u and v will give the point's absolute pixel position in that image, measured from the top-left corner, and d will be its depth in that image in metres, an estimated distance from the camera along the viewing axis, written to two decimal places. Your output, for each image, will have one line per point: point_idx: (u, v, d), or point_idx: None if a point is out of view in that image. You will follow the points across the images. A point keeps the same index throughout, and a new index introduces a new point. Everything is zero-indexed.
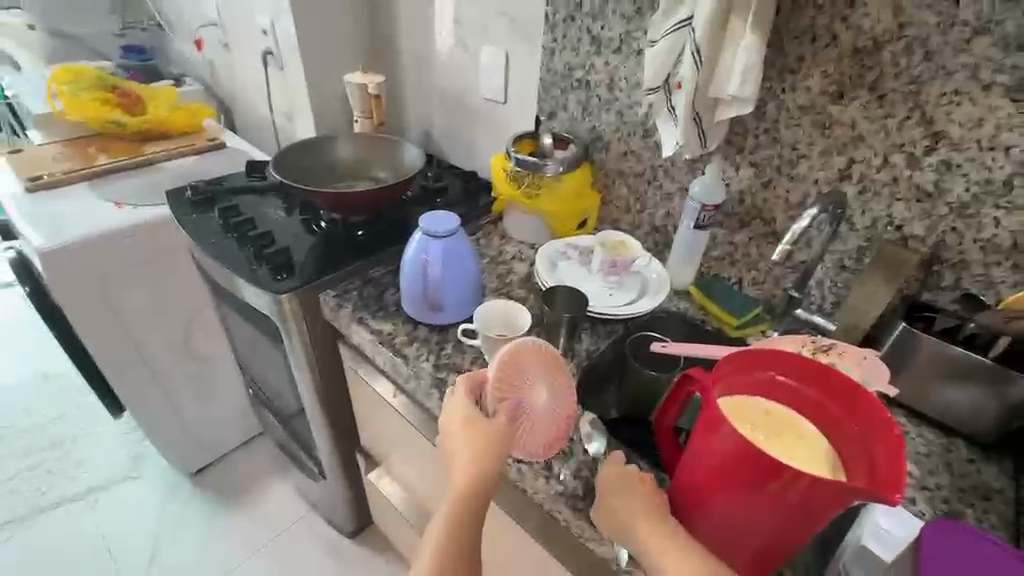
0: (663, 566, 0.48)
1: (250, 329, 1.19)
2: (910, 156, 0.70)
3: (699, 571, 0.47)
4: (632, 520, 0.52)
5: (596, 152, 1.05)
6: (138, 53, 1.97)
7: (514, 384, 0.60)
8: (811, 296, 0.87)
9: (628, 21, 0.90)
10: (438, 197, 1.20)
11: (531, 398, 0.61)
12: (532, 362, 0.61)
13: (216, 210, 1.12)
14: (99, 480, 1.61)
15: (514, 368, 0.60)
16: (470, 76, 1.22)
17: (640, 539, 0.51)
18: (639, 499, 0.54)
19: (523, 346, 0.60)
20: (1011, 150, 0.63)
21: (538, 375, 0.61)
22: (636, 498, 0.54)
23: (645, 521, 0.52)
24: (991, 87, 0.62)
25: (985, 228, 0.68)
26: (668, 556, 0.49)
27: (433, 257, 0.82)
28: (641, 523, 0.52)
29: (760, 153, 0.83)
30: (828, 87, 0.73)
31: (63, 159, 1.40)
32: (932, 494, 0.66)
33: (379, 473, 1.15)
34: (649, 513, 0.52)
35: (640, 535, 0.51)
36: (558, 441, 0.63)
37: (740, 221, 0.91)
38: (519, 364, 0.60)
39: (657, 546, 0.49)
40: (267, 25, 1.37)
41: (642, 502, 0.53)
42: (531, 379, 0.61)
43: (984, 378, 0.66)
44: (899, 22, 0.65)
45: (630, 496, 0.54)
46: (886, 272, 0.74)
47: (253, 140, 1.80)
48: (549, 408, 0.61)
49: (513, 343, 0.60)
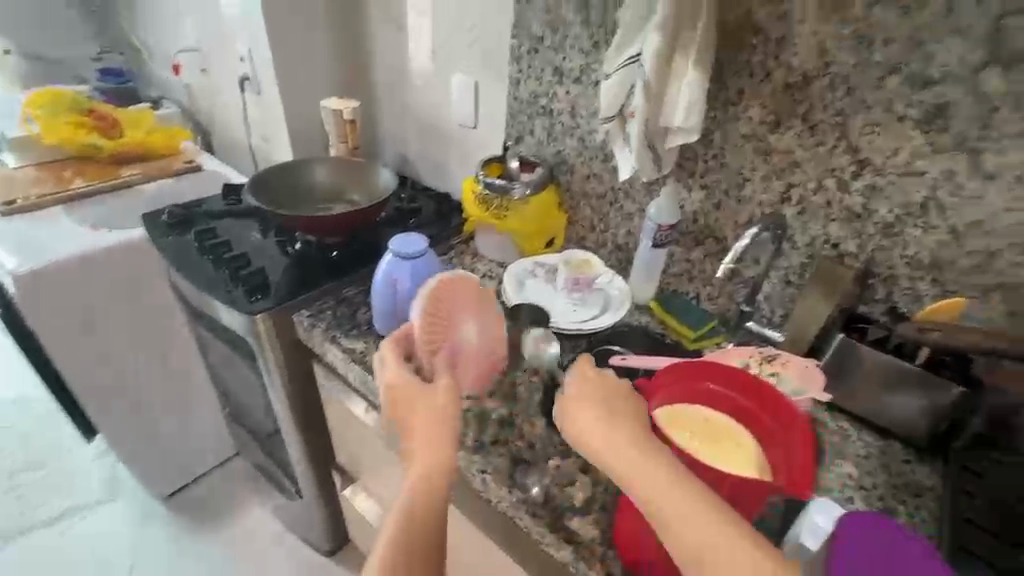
0: (636, 481, 0.44)
1: (226, 349, 1.20)
2: (841, 180, 0.76)
3: (677, 484, 0.43)
4: (602, 436, 0.48)
5: (561, 174, 1.11)
6: (117, 75, 1.96)
7: (444, 327, 0.71)
8: (761, 310, 0.93)
9: (587, 55, 0.96)
10: (412, 217, 1.24)
11: (462, 333, 0.73)
12: (455, 303, 0.72)
13: (193, 233, 1.15)
14: (70, 505, 1.59)
15: (440, 307, 0.71)
16: (442, 102, 1.28)
17: (612, 459, 0.46)
18: (629, 411, 0.50)
19: (447, 282, 0.71)
20: (925, 176, 0.70)
21: (463, 309, 0.73)
22: (605, 410, 0.49)
23: (617, 435, 0.47)
24: (905, 120, 0.69)
25: (908, 246, 0.74)
26: (643, 471, 0.44)
27: (403, 277, 0.86)
28: (610, 438, 0.47)
29: (709, 177, 0.89)
30: (765, 117, 0.80)
31: (38, 183, 1.41)
32: (868, 492, 0.71)
33: (354, 489, 1.16)
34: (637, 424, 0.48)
35: (611, 452, 0.46)
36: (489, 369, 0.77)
37: (695, 239, 0.96)
38: (444, 302, 0.71)
39: (631, 462, 0.45)
40: (245, 52, 1.41)
41: (632, 414, 0.50)
42: (457, 315, 0.73)
43: (912, 384, 0.72)
44: (823, 61, 0.72)
45: (601, 411, 0.49)
46: (824, 287, 0.80)
47: (231, 161, 1.83)
48: (479, 338, 0.75)
49: (434, 281, 0.71)
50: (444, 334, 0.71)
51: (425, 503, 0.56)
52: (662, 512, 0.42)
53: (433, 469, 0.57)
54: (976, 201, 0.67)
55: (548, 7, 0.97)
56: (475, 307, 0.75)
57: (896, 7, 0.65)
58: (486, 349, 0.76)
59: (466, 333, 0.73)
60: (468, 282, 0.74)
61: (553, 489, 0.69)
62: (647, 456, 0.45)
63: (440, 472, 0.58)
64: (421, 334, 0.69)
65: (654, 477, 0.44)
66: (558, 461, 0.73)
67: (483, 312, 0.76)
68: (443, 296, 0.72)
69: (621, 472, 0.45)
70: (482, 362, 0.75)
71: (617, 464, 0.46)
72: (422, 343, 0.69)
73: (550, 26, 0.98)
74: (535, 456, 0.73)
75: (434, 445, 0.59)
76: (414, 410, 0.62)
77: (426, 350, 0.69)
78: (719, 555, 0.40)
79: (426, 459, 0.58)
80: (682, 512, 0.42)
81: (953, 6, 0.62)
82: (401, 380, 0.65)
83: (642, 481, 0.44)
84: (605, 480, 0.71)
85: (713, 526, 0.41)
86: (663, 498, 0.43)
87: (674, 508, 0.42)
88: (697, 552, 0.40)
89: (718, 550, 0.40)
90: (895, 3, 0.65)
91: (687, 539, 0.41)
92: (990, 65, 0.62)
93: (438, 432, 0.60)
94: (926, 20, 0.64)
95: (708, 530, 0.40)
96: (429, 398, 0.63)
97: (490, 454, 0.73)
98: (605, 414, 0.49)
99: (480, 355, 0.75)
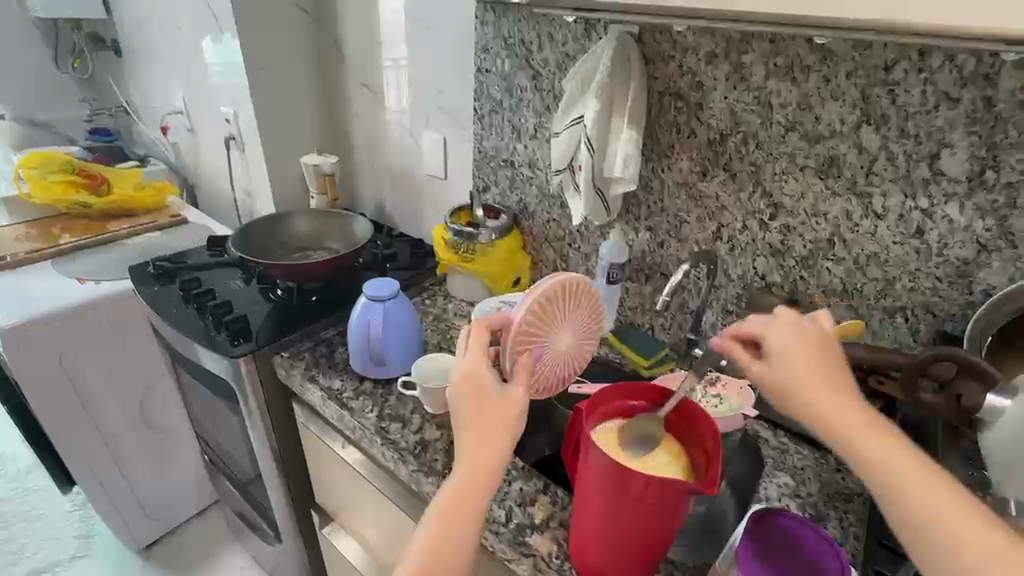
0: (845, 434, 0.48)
1: (208, 394, 1.25)
2: (761, 221, 0.87)
3: (883, 437, 0.47)
4: (820, 394, 0.51)
5: (524, 220, 1.21)
6: (105, 134, 2.12)
7: (538, 327, 0.72)
8: (707, 337, 1.02)
9: (540, 115, 1.08)
10: (388, 262, 1.32)
11: (554, 338, 0.75)
12: (556, 305, 0.73)
13: (179, 283, 1.21)
14: (46, 561, 1.56)
15: (550, 305, 0.73)
16: (415, 156, 1.39)
17: (823, 407, 0.50)
18: (807, 357, 0.53)
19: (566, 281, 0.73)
20: (828, 216, 0.81)
21: (568, 315, 0.76)
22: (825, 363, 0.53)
23: (839, 401, 0.50)
24: (805, 168, 0.80)
25: (823, 275, 0.84)
26: (855, 422, 0.48)
27: (375, 320, 0.93)
28: (827, 398, 0.50)
29: (653, 220, 1.00)
30: (695, 167, 0.91)
31: (27, 240, 1.47)
32: (804, 500, 0.77)
33: (334, 528, 1.19)
34: (821, 374, 0.52)
35: (821, 403, 0.50)
36: (562, 375, 0.80)
37: (645, 274, 1.06)
38: (555, 303, 0.73)
39: (841, 412, 0.49)
40: (231, 114, 1.52)
41: (811, 360, 0.53)
42: (558, 321, 0.75)
43: None
44: (735, 120, 0.84)
45: (815, 362, 0.53)
46: (756, 314, 0.88)
47: (214, 213, 1.91)
48: (563, 349, 0.77)
49: (556, 277, 0.72)
50: (539, 331, 0.73)
51: (476, 491, 0.57)
52: (881, 469, 0.46)
53: (491, 460, 0.58)
54: (871, 236, 0.78)
55: (504, 75, 1.10)
56: (578, 311, 0.77)
57: (786, 78, 0.78)
58: (561, 365, 0.79)
59: (557, 339, 0.76)
60: (586, 290, 0.76)
61: (514, 511, 0.75)
62: (858, 417, 0.49)
63: (498, 457, 0.59)
64: (521, 325, 0.70)
65: (882, 447, 0.47)
66: (521, 484, 0.79)
67: (582, 327, 0.79)
68: (555, 296, 0.73)
69: (839, 426, 0.49)
70: (558, 367, 0.78)
71: (825, 409, 0.50)
72: (515, 335, 0.70)
73: (508, 91, 1.11)
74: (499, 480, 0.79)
75: (495, 436, 0.59)
76: (491, 404, 0.61)
77: (516, 341, 0.70)
78: (937, 508, 0.43)
79: (481, 453, 0.59)
80: (893, 462, 0.46)
81: (830, 78, 0.74)
82: (480, 363, 0.64)
83: (869, 446, 0.47)
84: (563, 498, 0.77)
85: (940, 492, 0.43)
86: (873, 449, 0.47)
87: (898, 472, 0.45)
88: (909, 499, 0.44)
89: (934, 502, 0.43)
90: (785, 75, 0.78)
91: (911, 500, 0.43)
92: (865, 124, 0.74)
93: (513, 416, 0.61)
94: (811, 89, 0.76)
95: (940, 502, 0.43)
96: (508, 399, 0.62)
97: None
98: (808, 371, 0.52)
99: (559, 365, 0.78)
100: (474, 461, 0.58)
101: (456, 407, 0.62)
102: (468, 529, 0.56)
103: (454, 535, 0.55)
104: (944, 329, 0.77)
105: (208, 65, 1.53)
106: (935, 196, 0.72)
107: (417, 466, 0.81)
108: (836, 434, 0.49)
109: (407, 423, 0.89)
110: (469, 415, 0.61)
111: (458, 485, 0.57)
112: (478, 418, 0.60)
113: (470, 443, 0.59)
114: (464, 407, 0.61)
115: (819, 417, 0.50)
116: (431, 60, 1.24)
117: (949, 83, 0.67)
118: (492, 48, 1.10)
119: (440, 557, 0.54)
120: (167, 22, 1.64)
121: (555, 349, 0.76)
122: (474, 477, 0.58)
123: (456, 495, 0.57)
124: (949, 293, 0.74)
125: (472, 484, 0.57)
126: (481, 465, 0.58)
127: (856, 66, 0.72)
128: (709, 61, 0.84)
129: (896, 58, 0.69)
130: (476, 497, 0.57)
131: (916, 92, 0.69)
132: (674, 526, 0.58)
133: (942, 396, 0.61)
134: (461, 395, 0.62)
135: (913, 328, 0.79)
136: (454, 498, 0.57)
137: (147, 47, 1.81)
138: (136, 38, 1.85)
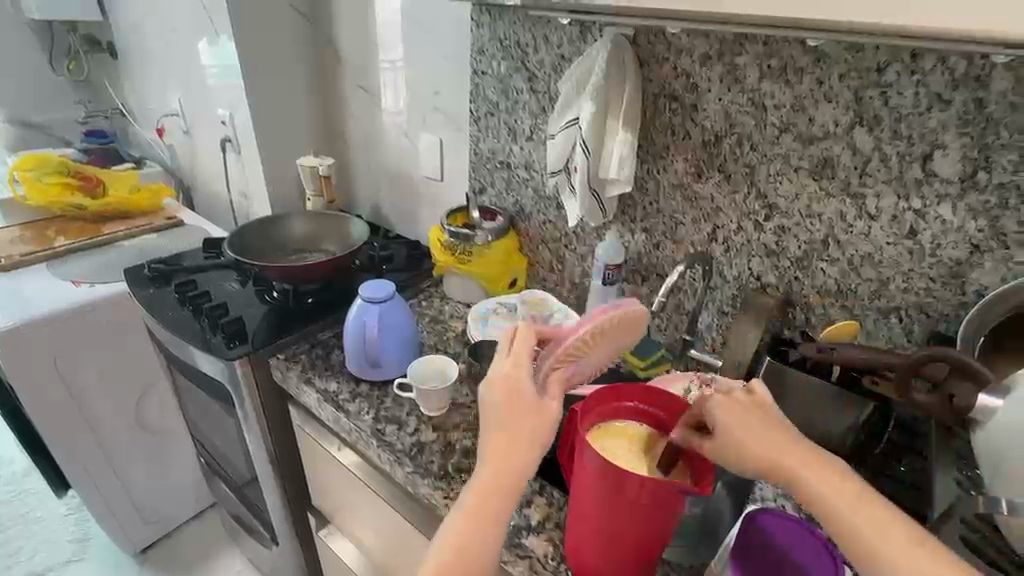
0: (802, 484, 0.50)
1: (204, 397, 1.24)
2: (756, 222, 0.88)
3: (838, 481, 0.50)
4: (770, 445, 0.53)
5: (520, 221, 1.21)
6: (100, 136, 2.12)
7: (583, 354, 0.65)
8: (703, 338, 1.02)
9: (536, 117, 1.08)
10: (384, 264, 1.32)
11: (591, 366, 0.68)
12: (609, 333, 0.66)
13: (174, 285, 1.21)
14: (41, 565, 1.55)
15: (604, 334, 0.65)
16: (412, 157, 1.39)
17: (777, 458, 0.52)
18: (757, 413, 0.55)
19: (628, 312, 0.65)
20: (822, 216, 0.81)
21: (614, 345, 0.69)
22: (770, 423, 0.54)
23: (792, 452, 0.52)
24: (800, 170, 0.81)
25: (817, 276, 0.85)
26: (809, 471, 0.51)
27: (371, 320, 0.93)
28: (780, 450, 0.52)
29: (649, 221, 1.00)
30: (690, 169, 0.92)
31: (21, 242, 1.46)
32: (800, 500, 0.77)
33: (331, 530, 1.19)
34: (772, 424, 0.54)
35: (776, 453, 0.52)
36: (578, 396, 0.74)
37: (641, 275, 1.06)
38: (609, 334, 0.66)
39: (796, 463, 0.51)
40: (226, 116, 1.52)
41: (761, 415, 0.55)
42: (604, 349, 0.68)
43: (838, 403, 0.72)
44: (729, 122, 0.85)
45: (759, 422, 0.55)
46: (751, 313, 0.83)
47: (211, 215, 1.91)
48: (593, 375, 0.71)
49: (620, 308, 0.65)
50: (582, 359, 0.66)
51: (500, 496, 0.56)
52: (841, 518, 0.48)
53: (517, 467, 0.57)
54: (865, 236, 0.78)
55: (500, 77, 1.10)
56: (623, 341, 0.70)
57: (779, 80, 0.78)
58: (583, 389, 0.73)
59: (593, 366, 0.69)
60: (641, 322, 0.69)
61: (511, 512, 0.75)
62: (810, 466, 0.51)
63: (524, 465, 0.58)
64: (568, 350, 0.63)
65: (838, 495, 0.49)
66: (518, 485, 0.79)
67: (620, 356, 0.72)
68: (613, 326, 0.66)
69: (795, 477, 0.51)
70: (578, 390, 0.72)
71: (779, 461, 0.52)
72: (559, 359, 0.63)
73: (503, 92, 1.11)
74: None
75: (524, 443, 0.58)
76: (523, 412, 0.59)
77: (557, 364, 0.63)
78: (896, 553, 0.45)
79: (508, 459, 0.57)
80: (851, 509, 0.48)
81: (823, 79, 0.75)
82: (519, 375, 0.61)
83: (825, 495, 0.49)
84: (559, 500, 0.77)
85: (895, 536, 0.46)
86: (830, 497, 0.49)
87: (857, 518, 0.48)
88: (871, 546, 0.46)
89: (893, 547, 0.46)
90: (778, 77, 0.78)
91: (873, 547, 0.46)
92: (858, 125, 0.74)
93: (544, 427, 0.59)
94: (804, 91, 0.77)
95: (899, 547, 0.46)
96: (541, 409, 0.60)
97: (452, 482, 0.79)
98: (758, 425, 0.54)
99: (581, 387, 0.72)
100: (500, 466, 0.57)
101: (487, 410, 0.60)
102: (489, 535, 0.55)
103: (475, 540, 0.55)
104: (938, 329, 0.77)
105: (204, 67, 1.53)
106: (928, 196, 0.72)
107: (414, 468, 0.81)
108: (793, 483, 0.51)
109: (403, 425, 0.89)
110: (500, 419, 0.59)
111: (481, 489, 0.57)
112: (509, 424, 0.58)
113: (497, 448, 0.58)
114: (496, 411, 0.59)
115: (772, 469, 0.52)
116: (427, 64, 1.24)
117: (940, 86, 0.67)
118: (488, 50, 1.10)
119: (460, 562, 0.54)
120: (163, 24, 1.64)
121: (587, 375, 0.70)
122: (498, 483, 0.57)
123: (478, 499, 0.56)
124: (942, 293, 0.75)
125: (496, 488, 0.57)
126: (507, 470, 0.57)
127: (849, 68, 0.73)
128: (703, 63, 0.84)
129: (888, 60, 0.69)
130: (499, 503, 0.56)
131: (908, 94, 0.69)
132: (671, 526, 0.58)
133: (935, 395, 0.60)
134: (494, 398, 0.60)
135: (907, 328, 0.79)
136: (476, 501, 0.56)
137: (143, 49, 1.81)
138: (131, 40, 1.84)
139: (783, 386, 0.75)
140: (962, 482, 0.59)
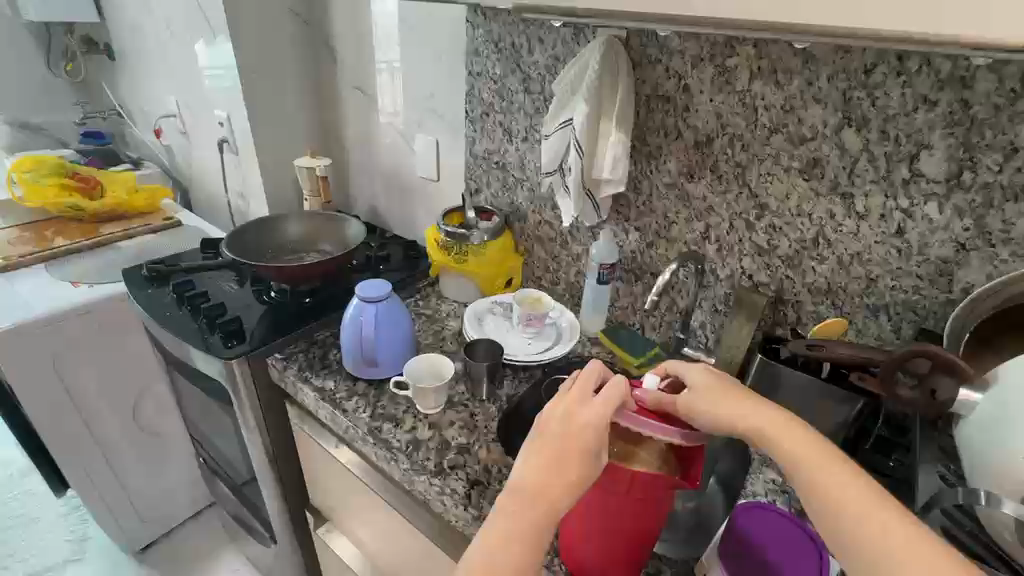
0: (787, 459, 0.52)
1: (202, 396, 1.25)
2: (747, 221, 0.89)
3: (823, 459, 0.51)
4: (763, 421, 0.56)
5: (516, 221, 1.22)
6: (98, 137, 2.11)
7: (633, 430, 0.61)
8: (697, 336, 1.04)
9: (530, 117, 1.09)
10: (381, 264, 1.33)
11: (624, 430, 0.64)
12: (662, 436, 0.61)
13: (172, 285, 1.22)
14: (39, 565, 1.55)
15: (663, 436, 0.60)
16: (408, 158, 1.40)
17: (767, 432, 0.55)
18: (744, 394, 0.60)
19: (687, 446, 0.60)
20: (812, 216, 0.82)
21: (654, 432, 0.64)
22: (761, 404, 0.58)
23: (783, 429, 0.55)
24: (790, 170, 0.82)
25: (808, 275, 0.86)
26: (796, 446, 0.53)
27: (367, 318, 0.94)
28: (771, 425, 0.55)
29: (642, 220, 1.02)
30: (682, 169, 0.93)
31: (19, 243, 1.47)
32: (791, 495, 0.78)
33: (328, 528, 1.20)
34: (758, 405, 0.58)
35: (765, 428, 0.55)
36: None
37: (635, 275, 1.07)
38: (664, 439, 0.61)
39: (784, 438, 0.54)
40: (223, 117, 1.52)
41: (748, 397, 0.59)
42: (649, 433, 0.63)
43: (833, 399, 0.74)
44: (721, 122, 0.86)
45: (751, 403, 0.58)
46: (744, 312, 0.88)
47: (208, 215, 1.92)
48: None
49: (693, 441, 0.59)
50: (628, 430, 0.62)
51: (532, 517, 0.52)
52: (821, 487, 0.49)
53: (555, 492, 0.53)
54: (854, 235, 0.80)
55: (495, 78, 1.11)
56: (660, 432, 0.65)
57: (769, 81, 0.79)
58: None
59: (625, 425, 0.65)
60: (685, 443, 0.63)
61: None
62: (798, 441, 0.53)
63: (560, 495, 0.53)
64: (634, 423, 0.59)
65: (818, 467, 0.51)
66: None
67: None
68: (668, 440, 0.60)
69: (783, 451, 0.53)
70: None
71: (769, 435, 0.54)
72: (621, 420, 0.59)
73: (498, 93, 1.12)
74: (491, 478, 0.80)
75: (567, 470, 0.54)
76: (575, 439, 0.55)
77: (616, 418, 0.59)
78: (871, 523, 0.46)
79: (550, 481, 0.53)
80: (833, 482, 0.49)
81: (812, 81, 0.76)
82: (583, 410, 0.56)
83: (807, 468, 0.51)
84: None
85: (872, 507, 0.47)
86: (814, 468, 0.51)
87: (836, 488, 0.49)
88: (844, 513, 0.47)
89: (868, 518, 0.46)
90: (768, 78, 0.79)
91: (846, 514, 0.47)
92: (846, 126, 0.75)
93: (589, 463, 0.54)
94: (794, 92, 0.78)
95: (874, 517, 0.46)
96: (593, 442, 0.55)
97: (448, 478, 0.80)
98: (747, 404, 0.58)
99: None
100: (538, 486, 0.53)
101: (542, 428, 0.57)
102: (517, 556, 0.51)
103: (502, 558, 0.51)
104: (925, 326, 0.78)
105: (201, 69, 1.54)
106: (915, 196, 0.73)
107: (410, 465, 0.82)
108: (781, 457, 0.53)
109: (399, 423, 0.90)
110: (550, 440, 0.56)
111: (513, 502, 0.53)
112: (558, 445, 0.55)
113: (540, 465, 0.54)
114: (549, 431, 0.56)
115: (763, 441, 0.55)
116: (423, 65, 1.25)
117: (926, 86, 0.68)
118: (482, 51, 1.11)
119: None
120: (160, 25, 1.65)
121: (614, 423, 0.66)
122: (532, 501, 0.53)
123: (511, 514, 0.53)
124: (930, 291, 0.76)
125: (529, 507, 0.53)
126: (543, 490, 0.53)
127: (837, 69, 0.74)
128: (695, 65, 0.86)
129: (875, 61, 0.71)
130: (533, 523, 0.52)
131: (895, 95, 0.71)
132: (660, 519, 0.61)
133: (917, 392, 0.62)
134: (552, 420, 0.57)
135: (896, 326, 0.81)
136: (506, 515, 0.53)
137: (140, 51, 1.82)
138: (128, 42, 1.85)
139: (775, 382, 0.77)
140: (944, 474, 0.60)
